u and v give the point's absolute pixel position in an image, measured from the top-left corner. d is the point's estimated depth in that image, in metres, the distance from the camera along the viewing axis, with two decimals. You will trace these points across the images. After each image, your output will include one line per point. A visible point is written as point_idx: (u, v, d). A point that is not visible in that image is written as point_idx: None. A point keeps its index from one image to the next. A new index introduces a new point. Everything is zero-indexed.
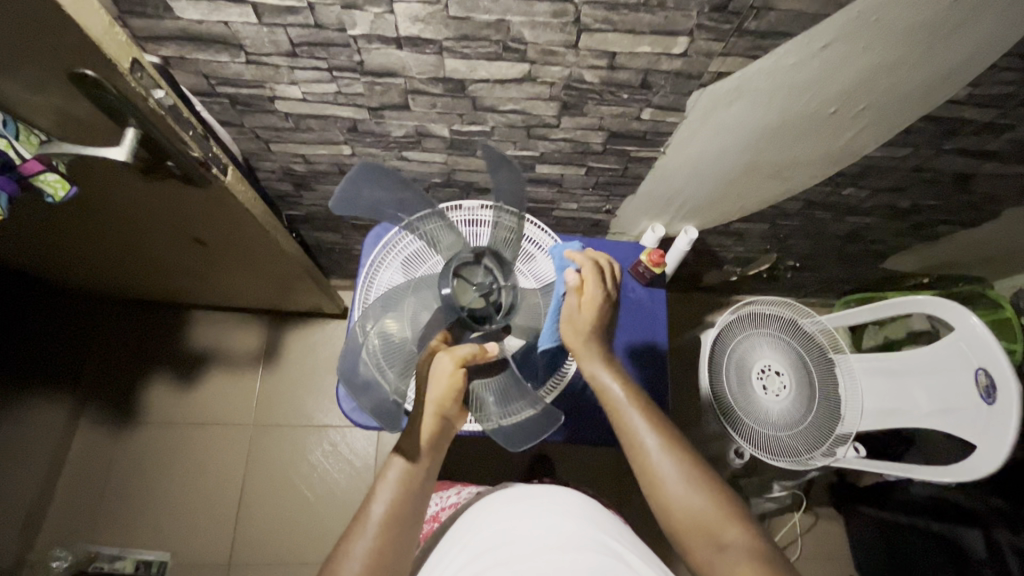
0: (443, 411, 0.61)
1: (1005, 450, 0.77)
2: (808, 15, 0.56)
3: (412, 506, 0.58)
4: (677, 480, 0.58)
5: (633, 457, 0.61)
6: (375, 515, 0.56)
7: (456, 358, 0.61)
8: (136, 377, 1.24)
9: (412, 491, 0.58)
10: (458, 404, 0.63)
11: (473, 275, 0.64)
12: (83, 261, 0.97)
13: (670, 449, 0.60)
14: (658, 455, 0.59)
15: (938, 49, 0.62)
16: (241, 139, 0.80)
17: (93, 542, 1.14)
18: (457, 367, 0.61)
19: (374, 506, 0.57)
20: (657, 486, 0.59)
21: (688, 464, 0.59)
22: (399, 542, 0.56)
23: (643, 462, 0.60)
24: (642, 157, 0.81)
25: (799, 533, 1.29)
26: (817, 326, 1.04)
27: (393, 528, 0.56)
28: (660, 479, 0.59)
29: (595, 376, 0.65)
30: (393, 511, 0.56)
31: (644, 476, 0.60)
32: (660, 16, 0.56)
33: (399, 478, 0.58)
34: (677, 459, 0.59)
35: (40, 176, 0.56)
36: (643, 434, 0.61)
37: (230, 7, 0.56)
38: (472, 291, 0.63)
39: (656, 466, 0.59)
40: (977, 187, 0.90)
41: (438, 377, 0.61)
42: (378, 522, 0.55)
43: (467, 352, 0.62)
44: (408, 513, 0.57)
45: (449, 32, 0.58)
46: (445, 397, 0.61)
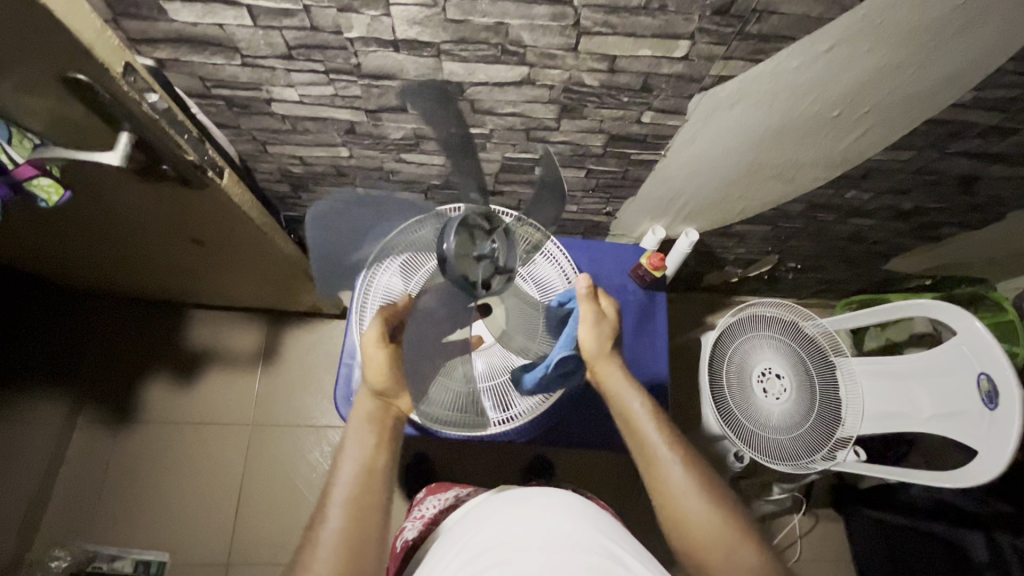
0: (381, 388, 0.64)
1: (1006, 457, 0.76)
2: (810, 18, 0.55)
3: (371, 480, 0.60)
4: (693, 492, 0.59)
5: (648, 468, 0.63)
6: (335, 498, 0.58)
7: (373, 334, 0.63)
8: (135, 377, 1.23)
9: (367, 467, 0.60)
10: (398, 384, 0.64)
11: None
12: (79, 261, 0.96)
13: (687, 464, 0.61)
14: (675, 468, 0.61)
15: (942, 53, 0.61)
16: (238, 140, 0.79)
17: (93, 541, 1.14)
18: (378, 345, 0.63)
19: (333, 490, 0.59)
20: (671, 499, 0.60)
21: (704, 478, 0.61)
22: (365, 517, 0.58)
23: (658, 474, 0.62)
24: (643, 160, 0.80)
25: (798, 534, 1.28)
26: (819, 328, 1.03)
27: (355, 506, 0.58)
28: (675, 492, 0.60)
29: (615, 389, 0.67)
30: (348, 488, 0.59)
31: (659, 490, 0.61)
32: (661, 19, 0.55)
33: (351, 458, 0.61)
34: (693, 474, 0.61)
35: (34, 180, 0.55)
36: (661, 446, 0.63)
37: (225, 10, 0.55)
38: (474, 250, 0.56)
39: (671, 479, 0.61)
40: (980, 190, 0.90)
41: (366, 355, 0.64)
42: (339, 503, 0.58)
43: (378, 325, 0.64)
44: (366, 484, 0.59)
45: (447, 35, 0.57)
46: (377, 375, 0.63)
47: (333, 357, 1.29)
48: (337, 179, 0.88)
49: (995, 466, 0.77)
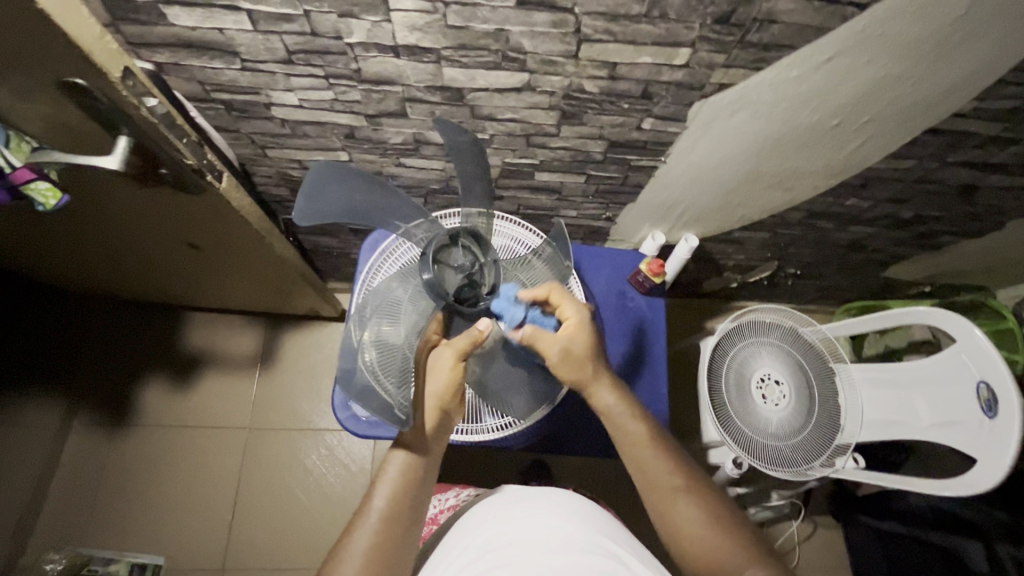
0: (442, 406, 0.59)
1: (1006, 467, 0.76)
2: (811, 28, 0.55)
3: (413, 504, 0.57)
4: (703, 522, 0.57)
5: (653, 496, 0.59)
6: (375, 510, 0.55)
7: (457, 351, 0.59)
8: (132, 379, 1.23)
9: (411, 490, 0.57)
10: (459, 397, 0.60)
11: (452, 258, 0.64)
12: (77, 264, 0.96)
13: (694, 492, 0.58)
14: (683, 497, 0.58)
15: (943, 64, 0.61)
16: (237, 144, 0.79)
17: (87, 545, 1.13)
18: (458, 361, 0.59)
19: (375, 501, 0.56)
20: (677, 527, 0.57)
21: (712, 506, 0.58)
22: (400, 538, 0.55)
23: (665, 504, 0.58)
24: (642, 166, 0.80)
25: (797, 541, 1.28)
26: (817, 334, 1.03)
27: (394, 526, 0.55)
28: (683, 521, 0.57)
29: (604, 408, 0.63)
30: (392, 506, 0.55)
31: (666, 521, 0.58)
32: (662, 27, 0.55)
33: (401, 473, 0.57)
34: (700, 502, 0.58)
35: (31, 185, 0.55)
36: (666, 475, 0.59)
37: (224, 14, 0.55)
38: (453, 274, 0.64)
39: (678, 507, 0.58)
40: (980, 199, 0.90)
41: (439, 369, 0.59)
42: (377, 519, 0.54)
43: (466, 342, 0.59)
44: (409, 507, 0.56)
45: (447, 41, 0.57)
46: (445, 391, 0.58)
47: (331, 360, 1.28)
48: None
49: (994, 475, 0.77)
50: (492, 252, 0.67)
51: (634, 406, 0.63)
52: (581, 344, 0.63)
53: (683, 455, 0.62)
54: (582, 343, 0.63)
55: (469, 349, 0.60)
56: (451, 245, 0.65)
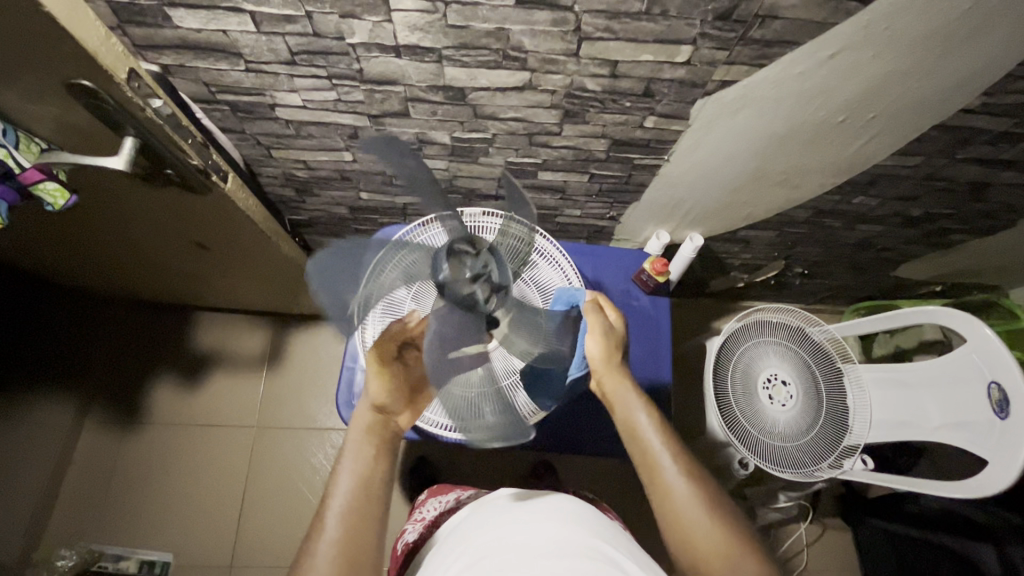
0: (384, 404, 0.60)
1: (1016, 470, 0.75)
2: (814, 24, 0.55)
3: (372, 498, 0.56)
4: (693, 499, 0.58)
5: (649, 477, 0.61)
6: (332, 511, 0.55)
7: (378, 352, 0.60)
8: (143, 378, 1.25)
9: (366, 484, 0.57)
10: (403, 398, 0.61)
11: (469, 259, 0.58)
12: (86, 264, 0.97)
13: (688, 474, 0.60)
14: (676, 477, 0.59)
15: (950, 59, 0.60)
16: (243, 145, 0.80)
17: (98, 541, 1.15)
18: (391, 361, 0.60)
19: (332, 503, 0.55)
20: (671, 506, 0.58)
21: (707, 490, 0.59)
22: (363, 533, 0.54)
23: (661, 480, 0.60)
24: (646, 164, 0.80)
25: (805, 543, 1.27)
26: (824, 334, 1.01)
27: (355, 523, 0.54)
28: (675, 499, 0.58)
29: (617, 394, 0.67)
30: (350, 504, 0.55)
31: (659, 496, 0.60)
32: (662, 25, 0.55)
33: (351, 471, 0.57)
34: (694, 483, 0.59)
35: (40, 185, 0.56)
36: (662, 454, 0.61)
37: (228, 16, 0.55)
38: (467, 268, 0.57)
39: (671, 488, 0.59)
40: (991, 197, 0.88)
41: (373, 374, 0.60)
42: (337, 518, 0.54)
43: (388, 342, 0.60)
44: (370, 503, 0.56)
45: (448, 41, 0.57)
46: (381, 390, 0.60)
47: (337, 359, 1.29)
48: (340, 184, 0.88)
49: (1006, 477, 0.76)
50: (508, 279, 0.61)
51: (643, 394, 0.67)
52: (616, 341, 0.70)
53: (680, 442, 0.64)
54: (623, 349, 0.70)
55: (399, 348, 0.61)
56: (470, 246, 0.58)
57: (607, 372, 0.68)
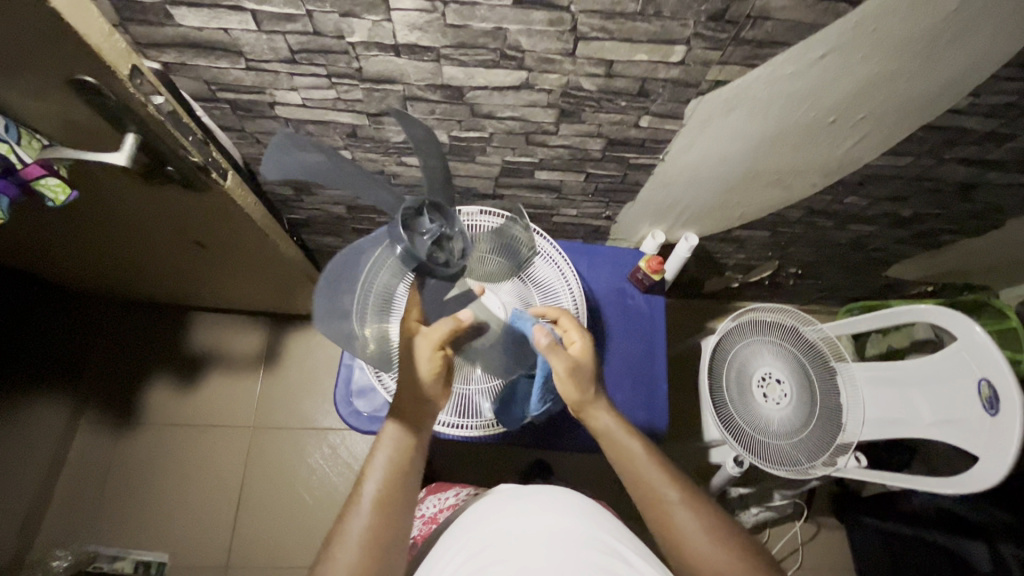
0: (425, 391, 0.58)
1: (1007, 466, 0.75)
2: (805, 24, 0.56)
3: (406, 488, 0.57)
4: (699, 533, 0.57)
5: (652, 511, 0.59)
6: (367, 494, 0.55)
7: (434, 342, 0.57)
8: (139, 379, 1.25)
9: (401, 471, 0.57)
10: (442, 383, 0.60)
11: (418, 224, 0.56)
12: (83, 263, 0.98)
13: (691, 503, 0.59)
14: (680, 509, 0.58)
15: (937, 59, 0.62)
16: (242, 144, 0.80)
17: (93, 542, 1.15)
18: (437, 350, 0.57)
19: (366, 486, 0.56)
20: (678, 539, 0.57)
21: (712, 519, 0.58)
22: (396, 524, 0.55)
23: (663, 514, 0.59)
24: (642, 164, 0.81)
25: (800, 543, 1.27)
26: (818, 334, 1.03)
27: (388, 512, 0.55)
28: (679, 533, 0.57)
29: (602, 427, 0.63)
30: (384, 490, 0.55)
31: (663, 530, 0.59)
32: (656, 25, 0.56)
33: (389, 459, 0.57)
34: (697, 514, 0.58)
35: (41, 181, 0.56)
36: (663, 486, 0.60)
37: (229, 15, 0.56)
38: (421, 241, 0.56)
39: (676, 521, 0.58)
40: (979, 197, 0.90)
41: (418, 359, 0.57)
42: (371, 501, 0.55)
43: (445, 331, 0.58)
44: (403, 490, 0.56)
45: (446, 40, 0.58)
46: (427, 377, 0.57)
47: (334, 359, 1.30)
48: None
49: (997, 472, 0.77)
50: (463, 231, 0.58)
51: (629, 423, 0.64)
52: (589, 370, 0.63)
53: (676, 467, 0.62)
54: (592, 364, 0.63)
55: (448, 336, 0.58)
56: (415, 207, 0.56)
57: (584, 404, 0.63)
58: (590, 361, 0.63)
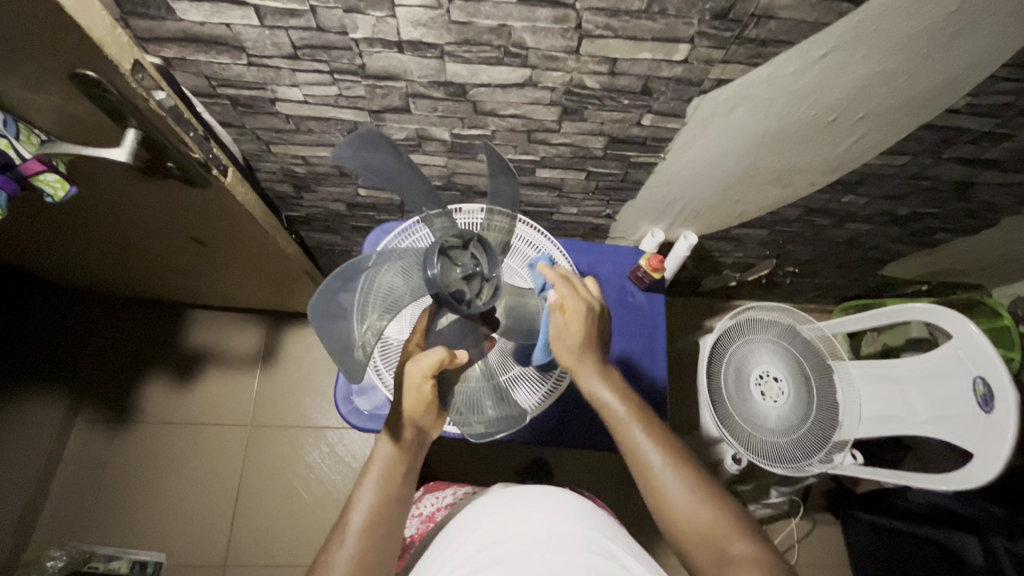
0: (415, 421, 0.59)
1: (1003, 460, 0.76)
2: (807, 24, 0.56)
3: (393, 513, 0.57)
4: (682, 495, 0.56)
5: (638, 471, 0.59)
6: (355, 522, 0.55)
7: (424, 370, 0.58)
8: (134, 377, 1.23)
9: (388, 499, 0.57)
10: (433, 413, 0.60)
11: (457, 258, 0.62)
12: (79, 260, 0.97)
13: (675, 465, 0.58)
14: (663, 471, 0.57)
15: (936, 60, 0.62)
16: (242, 140, 0.80)
17: (89, 541, 1.14)
18: (426, 379, 0.58)
19: (354, 515, 0.56)
20: (661, 499, 0.57)
21: (696, 480, 0.57)
22: (380, 549, 0.54)
23: (647, 476, 0.58)
24: (642, 162, 0.81)
25: (795, 539, 1.28)
26: (816, 332, 1.03)
27: (375, 537, 0.55)
28: (663, 495, 0.57)
29: (592, 389, 0.63)
30: (372, 517, 0.55)
31: (649, 491, 0.58)
32: (661, 23, 0.56)
33: (376, 488, 0.57)
34: (682, 475, 0.57)
35: (40, 176, 0.56)
36: (645, 448, 0.59)
37: (232, 9, 0.56)
38: (454, 271, 0.61)
39: (659, 481, 0.57)
40: (976, 196, 0.91)
41: (407, 388, 0.59)
42: (358, 529, 0.54)
43: (435, 359, 0.59)
44: (390, 518, 0.56)
45: (450, 37, 0.58)
46: (414, 408, 0.59)
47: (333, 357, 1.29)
48: (338, 180, 0.89)
49: (992, 467, 0.77)
50: (497, 267, 0.65)
51: (622, 386, 0.64)
52: (578, 332, 0.64)
53: (664, 431, 0.61)
54: (576, 330, 0.64)
55: (438, 367, 0.59)
56: (460, 245, 0.63)
57: (572, 367, 0.64)
58: (578, 324, 0.64)
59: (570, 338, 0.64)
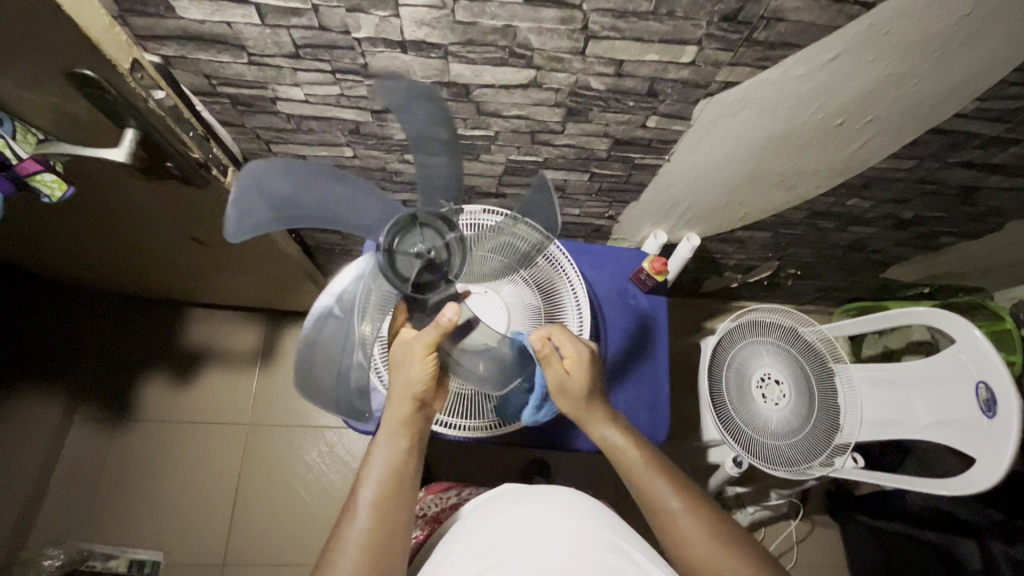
0: (418, 397, 0.61)
1: (1005, 467, 0.76)
2: (817, 27, 0.56)
3: (401, 489, 0.58)
4: (703, 540, 0.57)
5: (656, 519, 0.60)
6: (364, 501, 0.56)
7: (425, 343, 0.60)
8: (133, 376, 1.23)
9: (395, 476, 0.58)
10: (433, 386, 0.63)
11: (412, 240, 0.62)
12: (76, 259, 0.96)
13: (693, 510, 0.59)
14: (681, 517, 0.59)
15: (946, 64, 0.61)
16: (242, 139, 0.79)
17: (87, 540, 1.13)
18: (428, 353, 0.61)
19: (362, 494, 0.57)
20: (680, 545, 0.58)
21: (715, 524, 0.58)
22: (390, 527, 0.55)
23: (666, 523, 0.60)
24: (646, 164, 0.80)
25: (795, 541, 1.28)
26: (818, 334, 1.03)
27: (386, 514, 0.56)
28: (686, 541, 0.58)
29: (605, 438, 0.66)
30: (381, 494, 0.57)
31: (670, 539, 0.59)
32: (669, 25, 0.55)
33: (384, 464, 0.58)
34: (700, 520, 0.58)
35: (36, 177, 0.55)
36: (665, 496, 0.60)
37: (232, 8, 0.55)
38: (410, 258, 0.61)
39: (678, 527, 0.59)
40: (981, 200, 0.90)
41: (413, 359, 0.61)
42: (367, 507, 0.56)
43: (434, 334, 0.60)
44: (398, 495, 0.58)
45: (455, 37, 0.57)
46: (418, 382, 0.61)
47: None
48: None
49: (994, 475, 0.77)
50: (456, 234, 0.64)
51: (634, 435, 0.66)
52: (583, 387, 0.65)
53: (681, 475, 0.63)
54: (579, 377, 0.65)
55: (437, 341, 0.60)
56: (438, 223, 0.63)
57: (581, 417, 0.66)
58: (580, 378, 0.65)
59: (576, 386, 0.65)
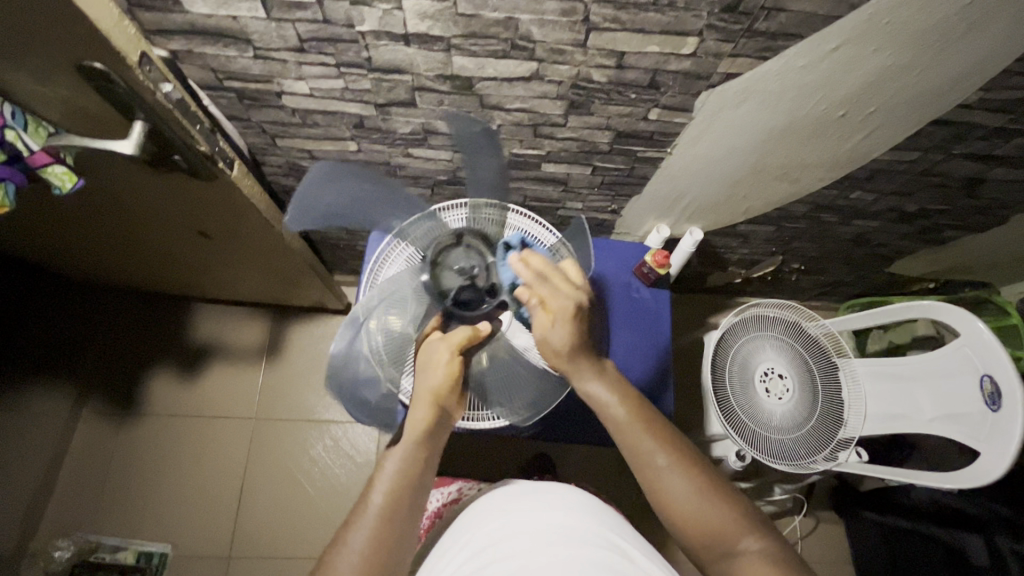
0: (440, 401, 0.60)
1: (1009, 458, 0.76)
2: (818, 17, 0.56)
3: (411, 499, 0.56)
4: (689, 494, 0.56)
5: (641, 471, 0.59)
6: (374, 505, 0.55)
7: (452, 345, 0.60)
8: (141, 370, 1.24)
9: (409, 485, 0.57)
10: (455, 394, 0.61)
11: (456, 258, 0.65)
12: (85, 253, 0.97)
13: (681, 466, 0.58)
14: (667, 472, 0.57)
15: (949, 54, 0.61)
16: (247, 133, 0.80)
17: (95, 532, 1.15)
18: (455, 355, 0.61)
19: (373, 496, 0.56)
20: (664, 500, 0.57)
21: (701, 477, 0.57)
22: (397, 536, 0.54)
23: (649, 476, 0.59)
24: (648, 157, 0.81)
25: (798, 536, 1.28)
26: (821, 329, 1.03)
27: (394, 521, 0.55)
28: (670, 496, 0.57)
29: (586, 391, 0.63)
30: (391, 501, 0.55)
31: (656, 494, 0.58)
32: (670, 16, 0.56)
33: (398, 471, 0.57)
34: (687, 476, 0.57)
35: (48, 168, 0.56)
36: (650, 451, 0.59)
37: (238, 2, 0.56)
38: (453, 275, 0.65)
39: (663, 482, 0.57)
40: (985, 192, 0.90)
41: (435, 365, 0.60)
42: (375, 514, 0.54)
43: (462, 337, 0.61)
44: (409, 502, 0.56)
45: (458, 29, 0.58)
46: (441, 385, 0.60)
47: None
48: None
49: (998, 466, 0.77)
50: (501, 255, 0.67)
51: (620, 387, 0.63)
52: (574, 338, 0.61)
53: (669, 429, 0.61)
54: (563, 332, 0.60)
55: (465, 343, 0.61)
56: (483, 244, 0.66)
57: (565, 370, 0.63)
58: (563, 331, 0.60)
59: (559, 341, 0.60)
